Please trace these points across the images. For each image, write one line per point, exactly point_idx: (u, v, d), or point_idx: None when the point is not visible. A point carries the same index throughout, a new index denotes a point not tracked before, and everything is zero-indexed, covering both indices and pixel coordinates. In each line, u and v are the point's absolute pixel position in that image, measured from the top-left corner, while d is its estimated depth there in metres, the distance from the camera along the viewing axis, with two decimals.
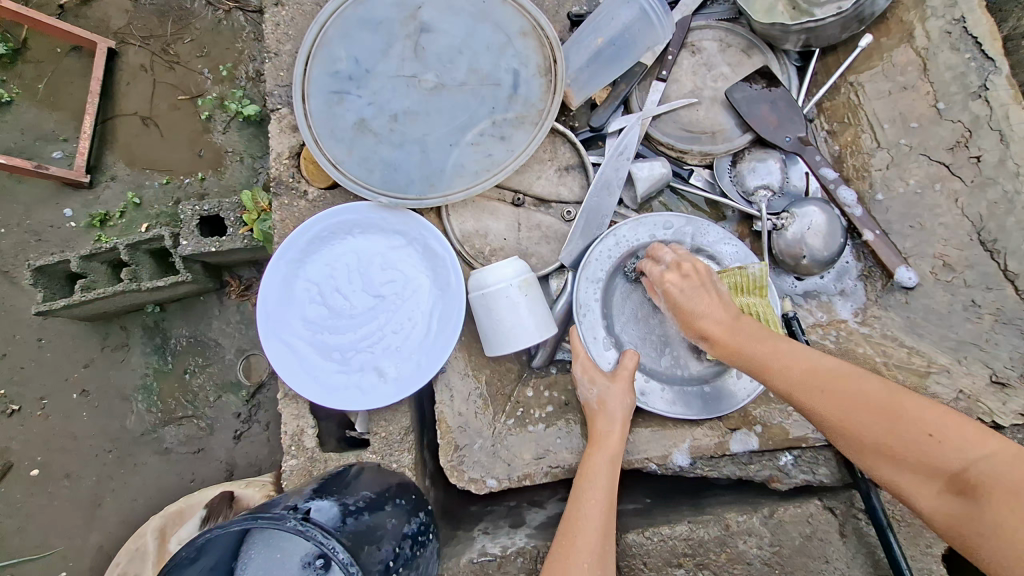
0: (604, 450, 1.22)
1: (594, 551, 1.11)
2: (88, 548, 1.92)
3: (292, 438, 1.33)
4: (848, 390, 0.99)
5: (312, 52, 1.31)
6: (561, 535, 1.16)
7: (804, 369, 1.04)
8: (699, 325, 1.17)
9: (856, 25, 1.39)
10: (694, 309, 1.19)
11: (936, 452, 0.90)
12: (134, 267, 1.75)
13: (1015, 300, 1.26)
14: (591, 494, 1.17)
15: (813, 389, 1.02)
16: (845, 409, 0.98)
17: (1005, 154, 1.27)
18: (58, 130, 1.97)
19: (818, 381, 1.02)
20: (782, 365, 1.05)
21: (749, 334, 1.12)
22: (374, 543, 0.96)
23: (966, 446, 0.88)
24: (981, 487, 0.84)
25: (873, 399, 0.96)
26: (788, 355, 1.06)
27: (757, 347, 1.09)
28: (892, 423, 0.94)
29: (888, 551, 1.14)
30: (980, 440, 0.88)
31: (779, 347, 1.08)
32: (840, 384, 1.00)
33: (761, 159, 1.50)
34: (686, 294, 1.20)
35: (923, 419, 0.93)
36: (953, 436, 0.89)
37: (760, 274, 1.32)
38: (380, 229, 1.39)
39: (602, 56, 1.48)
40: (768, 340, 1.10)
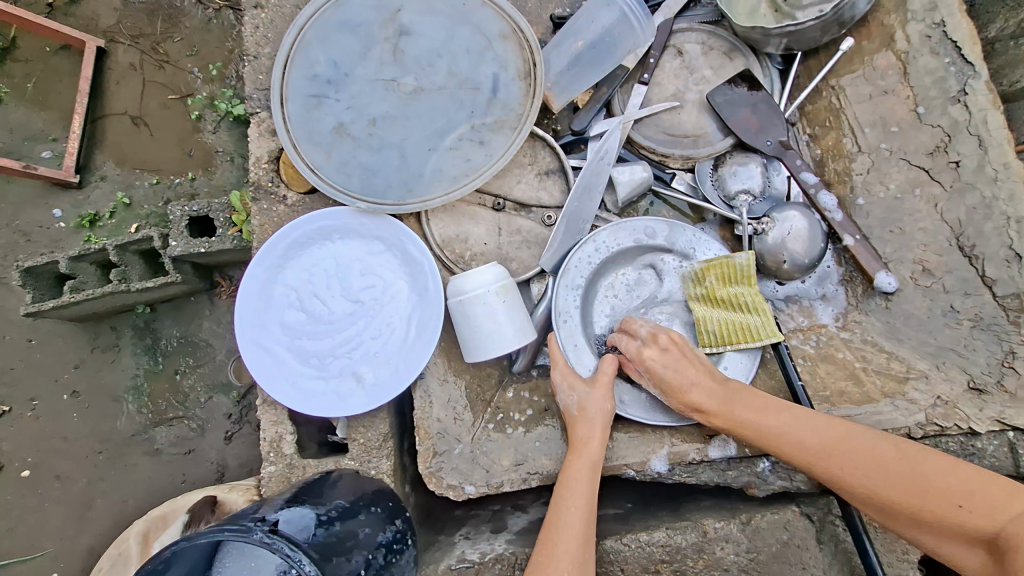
0: (585, 456, 1.21)
1: (575, 559, 1.11)
2: (79, 550, 1.92)
3: (270, 445, 1.33)
4: (868, 458, 1.06)
5: (291, 56, 1.30)
6: (542, 543, 1.16)
7: (823, 446, 1.10)
8: (688, 398, 1.21)
9: (836, 28, 1.38)
10: (680, 382, 1.22)
11: (964, 516, 0.98)
12: (123, 268, 1.73)
13: (993, 307, 1.26)
14: (571, 502, 1.17)
15: (831, 463, 1.08)
16: (868, 480, 1.05)
17: (983, 159, 1.28)
18: (47, 130, 1.96)
19: (836, 450, 1.08)
20: (796, 443, 1.12)
21: (755, 407, 1.17)
22: (342, 555, 0.96)
23: (994, 510, 0.96)
24: (1011, 549, 0.93)
25: (894, 468, 1.04)
26: (802, 430, 1.12)
27: (768, 421, 1.15)
28: (922, 492, 1.01)
29: (864, 555, 1.15)
30: (1006, 501, 0.96)
31: (782, 418, 1.14)
32: (860, 454, 1.07)
33: (742, 163, 1.50)
34: (670, 369, 1.23)
35: (948, 486, 1.00)
36: (970, 498, 0.98)
37: (748, 263, 1.34)
38: (359, 234, 1.39)
39: (582, 60, 1.47)
40: (764, 413, 1.16)
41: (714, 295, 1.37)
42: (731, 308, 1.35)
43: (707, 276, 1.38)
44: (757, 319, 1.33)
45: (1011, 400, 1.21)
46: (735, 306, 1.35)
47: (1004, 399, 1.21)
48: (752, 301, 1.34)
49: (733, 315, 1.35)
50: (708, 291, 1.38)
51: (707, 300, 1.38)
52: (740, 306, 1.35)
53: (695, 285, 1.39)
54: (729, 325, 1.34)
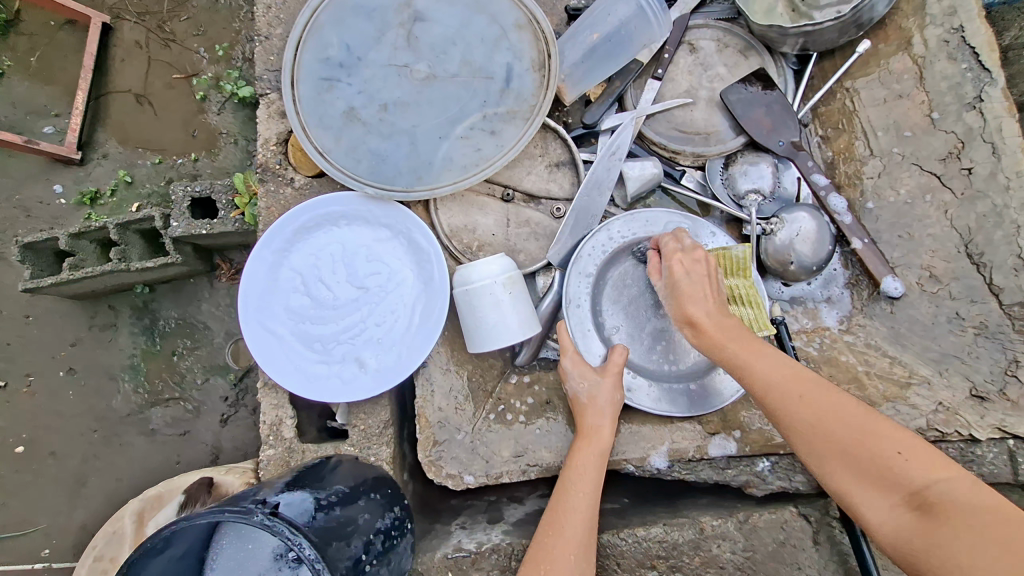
0: (594, 444, 1.21)
1: (579, 541, 1.12)
2: (71, 527, 1.92)
3: (270, 428, 1.33)
4: (828, 403, 0.98)
5: (304, 37, 1.28)
6: (547, 525, 1.16)
7: (786, 378, 1.01)
8: (689, 307, 1.11)
9: (854, 30, 1.37)
10: (692, 291, 1.13)
11: (904, 469, 0.90)
12: (124, 248, 1.71)
13: (999, 315, 1.26)
14: (579, 488, 1.17)
15: (790, 396, 1.00)
16: (823, 421, 0.97)
17: (996, 167, 1.27)
18: (49, 105, 1.94)
19: (794, 389, 1.00)
20: (758, 367, 1.04)
21: (735, 334, 1.07)
22: (343, 539, 0.96)
23: (929, 470, 0.89)
24: (939, 508, 0.85)
25: (854, 421, 0.96)
26: (758, 362, 1.04)
27: (741, 349, 1.06)
28: (859, 440, 0.94)
29: (860, 557, 1.14)
30: (942, 464, 0.89)
31: (760, 349, 1.06)
32: (817, 399, 0.99)
33: (753, 162, 1.49)
34: (690, 276, 1.15)
35: (892, 437, 0.93)
36: (907, 451, 0.91)
37: (744, 257, 1.29)
38: (366, 221, 1.38)
39: (597, 53, 1.46)
40: (751, 343, 1.07)
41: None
42: (725, 301, 1.32)
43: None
44: (750, 312, 1.29)
45: (1013, 409, 1.21)
46: (729, 299, 1.31)
47: (1005, 407, 1.22)
48: (746, 293, 1.31)
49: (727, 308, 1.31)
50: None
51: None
52: (734, 299, 1.31)
53: None
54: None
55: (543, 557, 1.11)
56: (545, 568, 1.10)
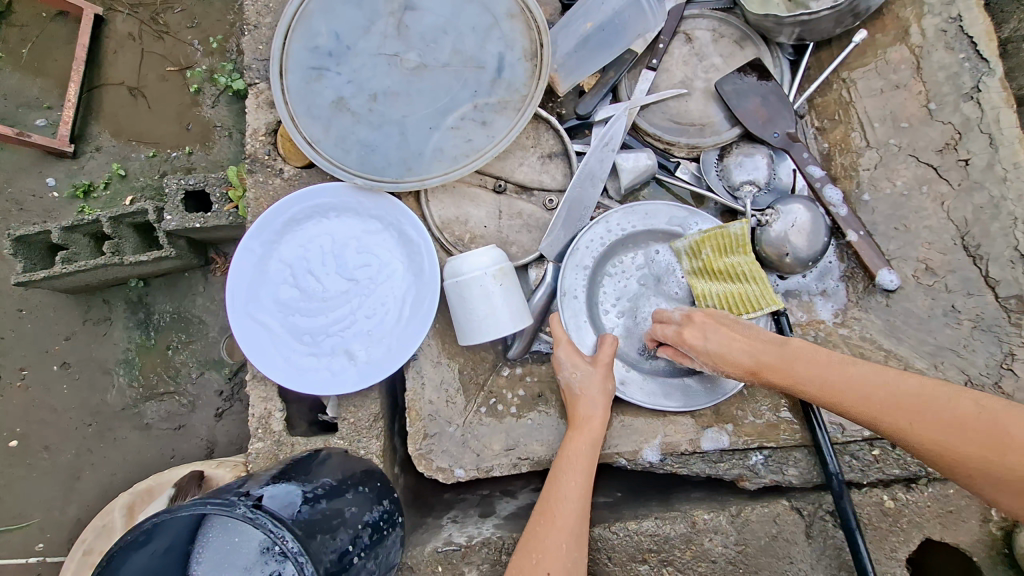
0: (585, 433, 1.20)
1: (570, 530, 1.11)
2: (65, 521, 1.91)
3: (259, 420, 1.31)
4: (941, 411, 0.91)
5: (292, 26, 1.26)
6: (539, 514, 1.15)
7: (878, 396, 0.97)
8: (737, 360, 1.12)
9: (851, 20, 1.34)
10: (726, 351, 1.13)
11: (1014, 455, 0.84)
12: (117, 241, 1.69)
13: (995, 308, 1.25)
14: (570, 477, 1.16)
15: (898, 415, 0.94)
16: (946, 438, 0.90)
17: (993, 158, 1.26)
18: (42, 97, 1.92)
19: (901, 411, 0.94)
20: (852, 389, 0.99)
21: (815, 363, 1.04)
22: (329, 532, 0.95)
23: None
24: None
25: (975, 427, 0.88)
26: (830, 374, 1.02)
27: (807, 371, 1.04)
28: (1005, 452, 0.85)
29: (855, 554, 1.12)
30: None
31: (849, 370, 1.01)
32: (931, 411, 0.92)
33: (749, 153, 1.48)
34: (712, 339, 1.15)
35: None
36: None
37: (741, 233, 1.25)
38: (356, 213, 1.36)
39: (590, 42, 1.44)
40: (839, 366, 1.02)
41: (711, 268, 1.33)
42: (730, 279, 1.30)
43: (702, 249, 1.33)
44: (755, 288, 1.26)
45: (1009, 402, 1.19)
46: (733, 277, 1.30)
47: None
48: (750, 271, 1.27)
49: (731, 287, 1.30)
50: (706, 264, 1.34)
51: (705, 272, 1.35)
52: (738, 276, 1.29)
53: (693, 259, 1.36)
54: (729, 299, 1.30)
55: (534, 546, 1.11)
56: (536, 557, 1.09)
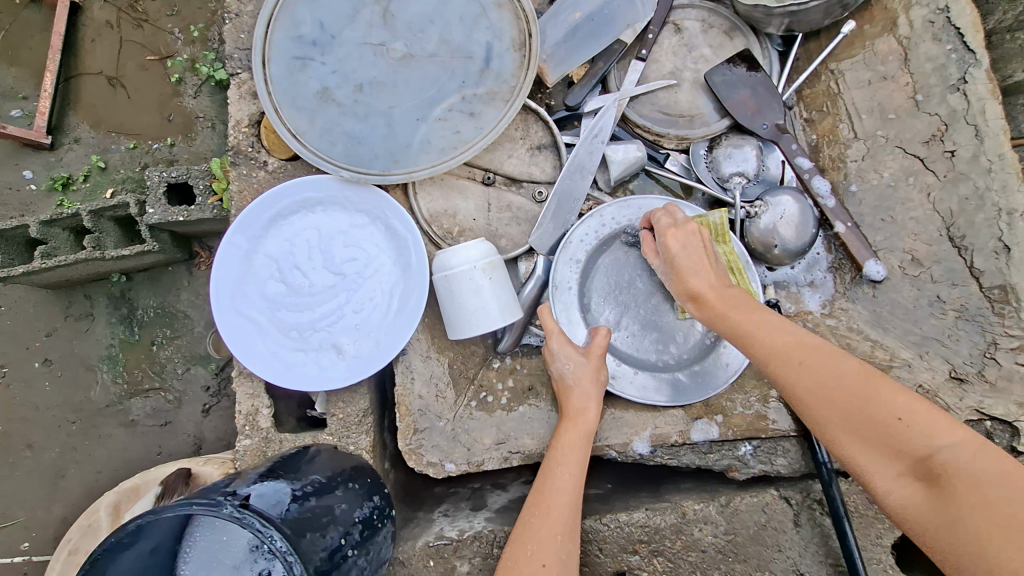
0: (578, 425, 1.21)
1: (564, 522, 1.12)
2: (51, 520, 1.88)
3: (247, 417, 1.29)
4: (829, 372, 0.93)
5: (274, 15, 1.22)
6: (533, 507, 1.15)
7: (780, 343, 0.97)
8: (690, 282, 1.06)
9: (839, 10, 1.34)
10: (690, 266, 1.07)
11: (881, 412, 0.89)
12: (98, 235, 1.65)
13: (979, 298, 1.25)
14: (565, 468, 1.16)
15: (791, 362, 0.95)
16: (828, 390, 0.92)
17: (978, 149, 1.26)
18: (16, 87, 1.86)
19: (795, 355, 0.95)
20: (763, 336, 0.98)
21: (738, 302, 1.03)
22: (318, 530, 0.93)
23: (933, 433, 0.86)
24: (944, 475, 0.83)
25: (845, 377, 0.92)
26: (735, 316, 1.02)
27: (739, 316, 1.01)
28: (865, 403, 0.90)
29: (843, 540, 1.14)
30: (948, 427, 0.85)
31: (760, 317, 1.00)
32: (823, 368, 0.93)
33: (738, 145, 1.46)
34: (684, 253, 1.08)
35: (897, 403, 0.89)
36: (924, 426, 0.86)
37: (722, 222, 1.28)
38: (343, 206, 1.34)
39: (579, 32, 1.43)
40: (747, 311, 1.01)
41: None
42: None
43: None
44: (733, 280, 1.30)
45: (991, 391, 1.20)
46: None
47: (984, 389, 1.21)
48: (727, 262, 1.29)
49: None
50: None
51: None
52: None
53: None
54: None
55: (527, 538, 1.11)
56: (531, 548, 1.09)
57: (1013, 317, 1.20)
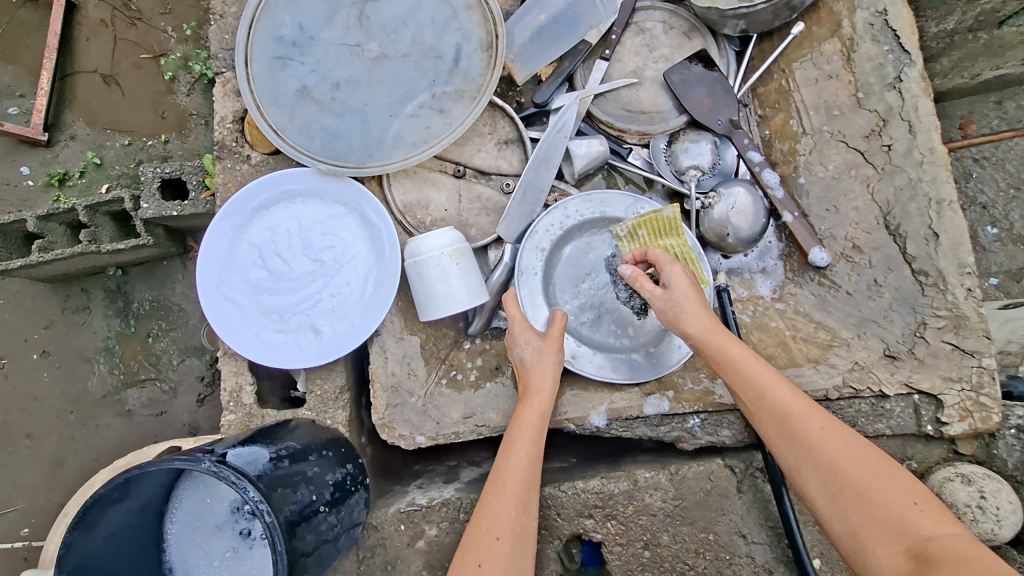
0: (535, 406, 1.28)
1: (519, 496, 1.19)
2: (50, 506, 1.97)
3: (231, 394, 1.39)
4: (823, 444, 1.02)
5: (256, 17, 1.31)
6: (491, 484, 1.23)
7: (775, 411, 1.07)
8: (686, 327, 1.15)
9: (787, 12, 1.43)
10: (679, 309, 1.16)
11: (864, 491, 0.96)
12: (94, 230, 1.74)
13: (911, 282, 1.34)
14: (520, 447, 1.24)
15: (785, 434, 1.05)
16: (817, 464, 1.00)
17: (912, 143, 1.35)
18: (14, 85, 1.94)
19: (789, 425, 1.05)
20: (756, 392, 1.09)
21: (729, 355, 1.12)
22: (289, 488, 1.04)
23: (917, 519, 0.92)
24: (928, 551, 0.87)
25: (835, 456, 1.00)
26: (734, 376, 1.11)
27: (739, 361, 1.11)
28: (854, 484, 0.97)
29: (780, 503, 1.24)
30: (931, 517, 0.91)
31: (751, 377, 1.10)
32: (812, 443, 1.02)
33: (693, 140, 1.58)
34: (672, 296, 1.17)
35: (880, 487, 0.96)
36: (904, 504, 0.94)
37: (674, 216, 1.35)
38: (322, 198, 1.43)
39: (545, 33, 1.52)
40: (746, 367, 1.11)
41: None
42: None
43: (639, 231, 1.40)
44: (686, 269, 1.38)
45: (920, 366, 1.30)
46: (667, 259, 1.39)
47: (913, 364, 1.30)
48: (681, 253, 1.37)
49: None
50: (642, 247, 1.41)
51: None
52: (671, 258, 1.39)
53: (630, 241, 1.42)
54: None
55: (484, 514, 1.18)
56: (487, 523, 1.16)
57: (940, 298, 1.31)
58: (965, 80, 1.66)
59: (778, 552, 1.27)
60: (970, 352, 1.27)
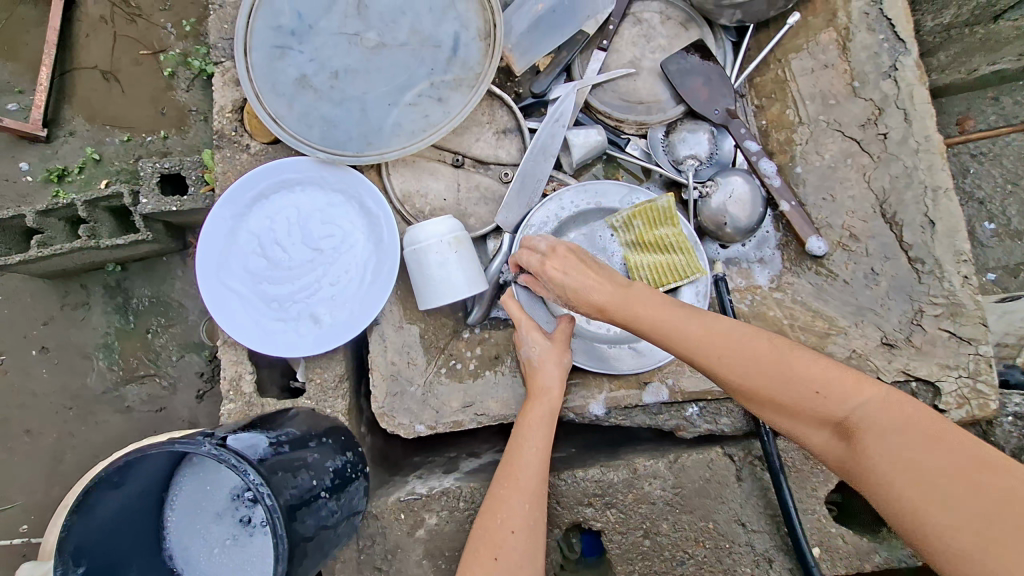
0: (544, 401, 1.29)
1: (532, 490, 1.21)
2: (49, 502, 1.97)
3: (231, 383, 1.39)
4: (757, 353, 1.00)
5: (256, 6, 1.32)
6: (502, 477, 1.25)
7: (709, 334, 1.03)
8: (590, 298, 1.11)
9: (783, 2, 1.44)
10: (583, 287, 1.11)
11: (805, 391, 0.96)
12: (94, 225, 1.74)
13: (908, 270, 1.35)
14: (531, 442, 1.25)
15: (719, 356, 1.02)
16: (761, 376, 0.99)
17: (907, 132, 1.37)
18: (13, 81, 1.94)
19: (719, 350, 1.02)
20: (677, 332, 1.04)
21: (643, 302, 1.07)
22: (290, 471, 1.04)
23: (854, 404, 0.92)
24: (876, 444, 0.87)
25: (777, 364, 0.99)
26: (653, 323, 1.06)
27: (649, 314, 1.06)
28: (796, 386, 0.97)
29: (779, 491, 1.25)
30: (867, 399, 0.92)
31: (672, 315, 1.05)
32: (753, 355, 1.00)
33: (692, 129, 1.58)
34: (570, 275, 1.13)
35: (821, 383, 0.96)
36: (845, 395, 0.94)
37: (668, 206, 1.38)
38: (320, 186, 1.43)
39: (542, 23, 1.52)
40: (663, 307, 1.06)
41: (643, 240, 1.44)
42: (659, 250, 1.43)
43: (634, 221, 1.44)
44: (682, 258, 1.41)
45: (918, 354, 1.31)
46: (662, 248, 1.42)
47: (910, 352, 1.31)
48: (676, 242, 1.41)
49: (660, 256, 1.43)
50: (638, 237, 1.45)
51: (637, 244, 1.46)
52: (667, 248, 1.42)
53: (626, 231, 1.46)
54: (659, 268, 1.43)
55: (498, 507, 1.20)
56: (500, 517, 1.19)
57: (937, 286, 1.32)
58: (963, 75, 1.67)
59: (777, 540, 1.27)
60: (967, 340, 1.29)
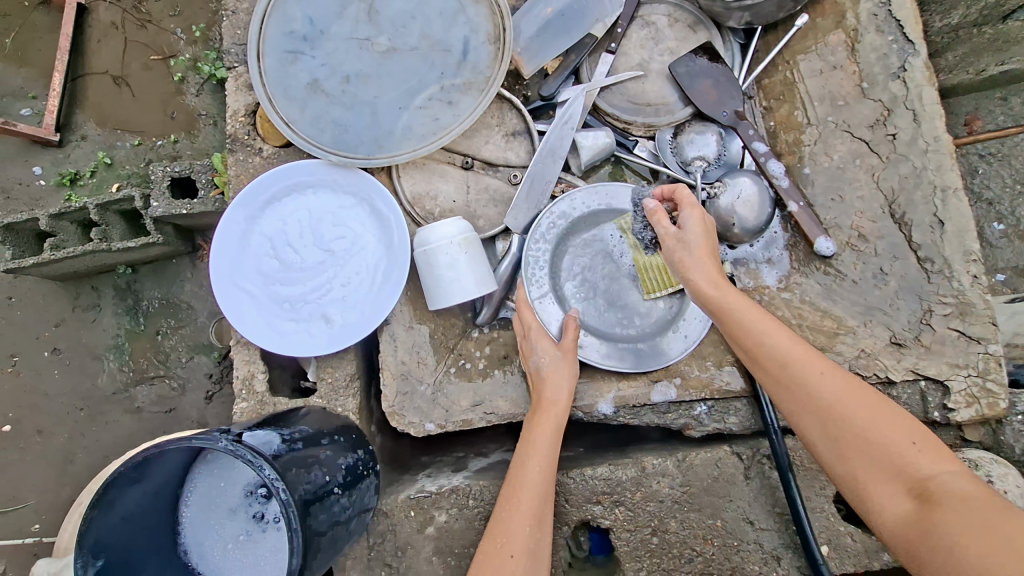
0: (549, 419, 1.28)
1: (533, 514, 1.20)
2: (59, 500, 1.99)
3: (244, 383, 1.41)
4: (816, 377, 1.02)
5: (269, 11, 1.34)
6: (505, 499, 1.23)
7: (780, 349, 1.05)
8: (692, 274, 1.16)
9: (792, 4, 1.45)
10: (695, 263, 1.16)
11: (860, 418, 0.97)
12: (105, 227, 1.76)
13: (916, 270, 1.36)
14: (535, 460, 1.24)
15: (780, 368, 1.04)
16: (813, 397, 1.00)
17: (917, 132, 1.39)
18: (26, 87, 1.98)
19: (784, 362, 1.04)
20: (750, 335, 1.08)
21: (728, 301, 1.11)
22: (304, 467, 1.05)
23: (912, 449, 0.92)
24: (935, 494, 0.86)
25: (828, 391, 1.00)
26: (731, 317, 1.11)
27: (743, 310, 1.10)
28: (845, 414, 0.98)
29: (787, 488, 1.25)
30: (932, 458, 0.90)
31: (752, 314, 1.09)
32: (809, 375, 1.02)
33: (700, 131, 1.58)
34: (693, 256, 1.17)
35: (875, 421, 0.96)
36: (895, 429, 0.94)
37: None
38: (332, 189, 1.45)
39: (551, 26, 1.53)
40: (760, 314, 1.10)
41: None
42: None
43: None
44: None
45: (927, 353, 1.32)
46: None
47: (920, 351, 1.32)
48: None
49: None
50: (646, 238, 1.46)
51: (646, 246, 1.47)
52: None
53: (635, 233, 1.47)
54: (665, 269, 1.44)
55: (499, 532, 1.19)
56: (500, 542, 1.17)
57: (946, 285, 1.34)
58: (971, 75, 1.66)
59: (786, 538, 1.28)
60: (975, 339, 1.30)
